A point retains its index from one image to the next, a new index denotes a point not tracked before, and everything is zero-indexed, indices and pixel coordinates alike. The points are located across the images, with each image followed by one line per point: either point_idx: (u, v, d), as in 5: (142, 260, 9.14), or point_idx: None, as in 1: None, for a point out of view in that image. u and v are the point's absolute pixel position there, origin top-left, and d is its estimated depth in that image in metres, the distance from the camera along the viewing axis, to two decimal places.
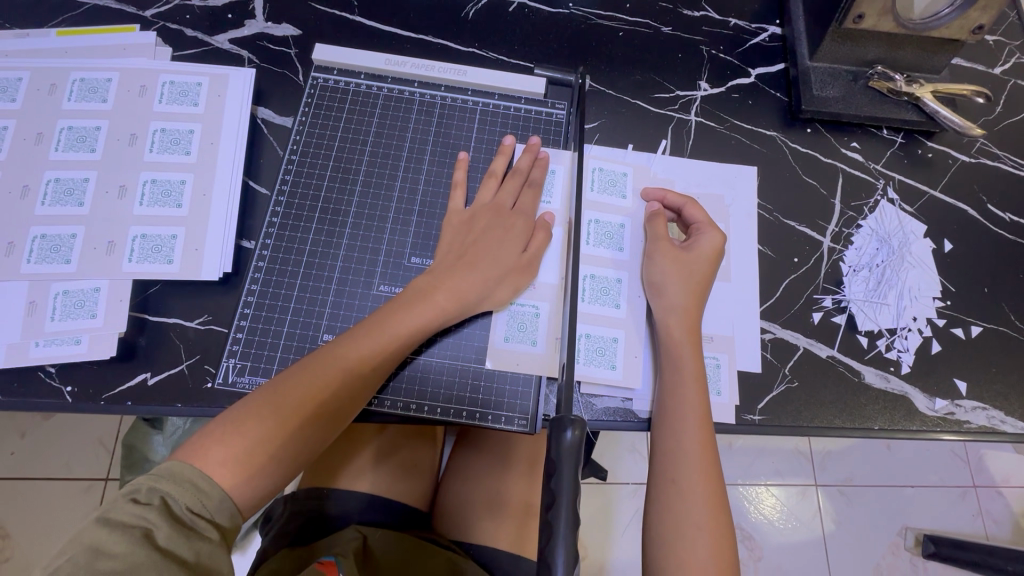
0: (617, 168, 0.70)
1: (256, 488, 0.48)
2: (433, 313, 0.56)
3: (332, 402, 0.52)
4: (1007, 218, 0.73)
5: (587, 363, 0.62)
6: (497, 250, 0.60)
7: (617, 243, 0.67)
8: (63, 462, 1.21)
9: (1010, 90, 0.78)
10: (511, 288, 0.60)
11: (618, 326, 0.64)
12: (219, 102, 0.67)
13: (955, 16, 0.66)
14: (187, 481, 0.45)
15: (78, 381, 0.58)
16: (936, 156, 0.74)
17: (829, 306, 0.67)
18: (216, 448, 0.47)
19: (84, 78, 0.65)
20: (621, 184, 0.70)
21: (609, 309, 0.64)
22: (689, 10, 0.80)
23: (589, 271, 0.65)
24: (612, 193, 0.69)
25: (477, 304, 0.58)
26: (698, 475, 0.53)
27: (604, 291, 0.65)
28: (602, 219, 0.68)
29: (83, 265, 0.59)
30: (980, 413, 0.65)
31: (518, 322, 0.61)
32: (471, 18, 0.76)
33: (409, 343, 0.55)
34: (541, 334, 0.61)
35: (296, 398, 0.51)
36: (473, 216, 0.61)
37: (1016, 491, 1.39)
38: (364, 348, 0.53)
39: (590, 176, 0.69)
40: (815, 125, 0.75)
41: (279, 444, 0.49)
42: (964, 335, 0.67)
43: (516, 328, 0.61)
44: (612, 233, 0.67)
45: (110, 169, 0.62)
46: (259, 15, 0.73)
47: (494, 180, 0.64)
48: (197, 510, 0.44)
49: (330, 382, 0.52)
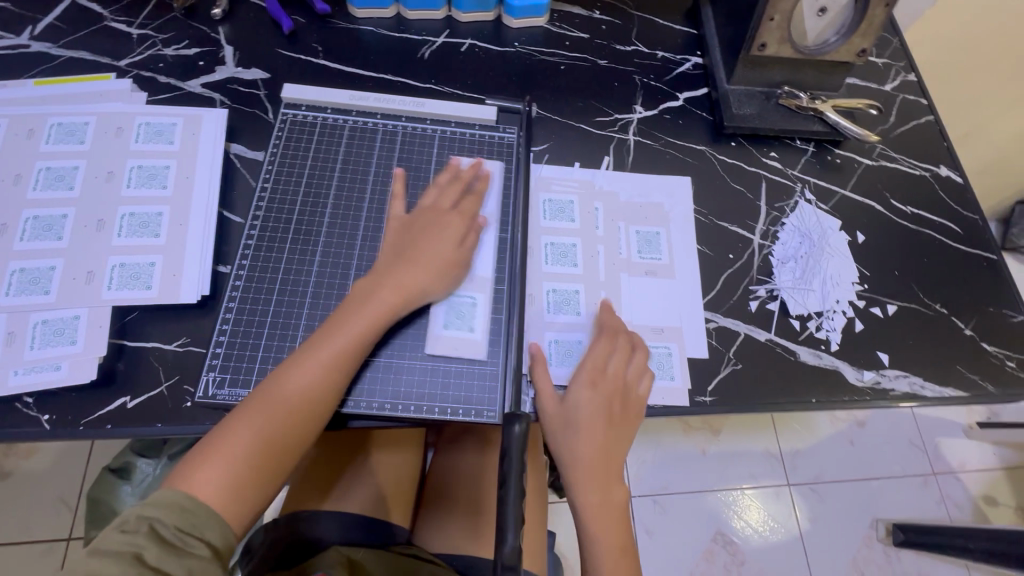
0: (563, 197, 0.77)
1: (246, 502, 0.51)
2: (384, 311, 0.60)
3: (307, 407, 0.55)
4: (908, 210, 0.83)
5: (561, 365, 0.67)
6: (432, 245, 0.65)
7: (572, 260, 0.73)
8: (23, 523, 1.20)
9: (899, 103, 0.91)
10: (452, 278, 0.65)
11: (581, 329, 0.69)
12: (194, 140, 0.72)
13: (842, 42, 0.77)
14: (174, 504, 0.47)
15: (56, 408, 0.59)
16: (844, 162, 0.85)
17: (763, 295, 0.75)
18: (203, 474, 0.50)
19: (61, 122, 0.69)
20: (570, 210, 0.76)
21: (572, 317, 0.70)
22: (621, 45, 0.90)
23: (550, 286, 0.71)
24: (562, 219, 0.75)
25: (429, 295, 0.63)
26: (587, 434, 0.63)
27: (566, 301, 0.70)
28: (556, 240, 0.74)
29: (62, 295, 0.61)
30: (902, 380, 0.72)
31: (457, 311, 0.66)
32: (426, 58, 0.85)
33: (367, 340, 0.59)
34: (478, 323, 0.65)
35: (274, 408, 0.54)
36: (412, 219, 0.67)
37: (972, 475, 1.48)
38: (327, 352, 0.57)
39: (542, 207, 0.76)
40: (738, 139, 0.85)
41: (266, 456, 0.53)
42: (882, 313, 0.76)
43: (455, 316, 0.65)
44: (567, 252, 0.73)
45: (90, 204, 0.66)
46: (229, 62, 0.80)
47: (429, 188, 0.70)
48: (187, 529, 0.46)
49: (299, 389, 0.55)
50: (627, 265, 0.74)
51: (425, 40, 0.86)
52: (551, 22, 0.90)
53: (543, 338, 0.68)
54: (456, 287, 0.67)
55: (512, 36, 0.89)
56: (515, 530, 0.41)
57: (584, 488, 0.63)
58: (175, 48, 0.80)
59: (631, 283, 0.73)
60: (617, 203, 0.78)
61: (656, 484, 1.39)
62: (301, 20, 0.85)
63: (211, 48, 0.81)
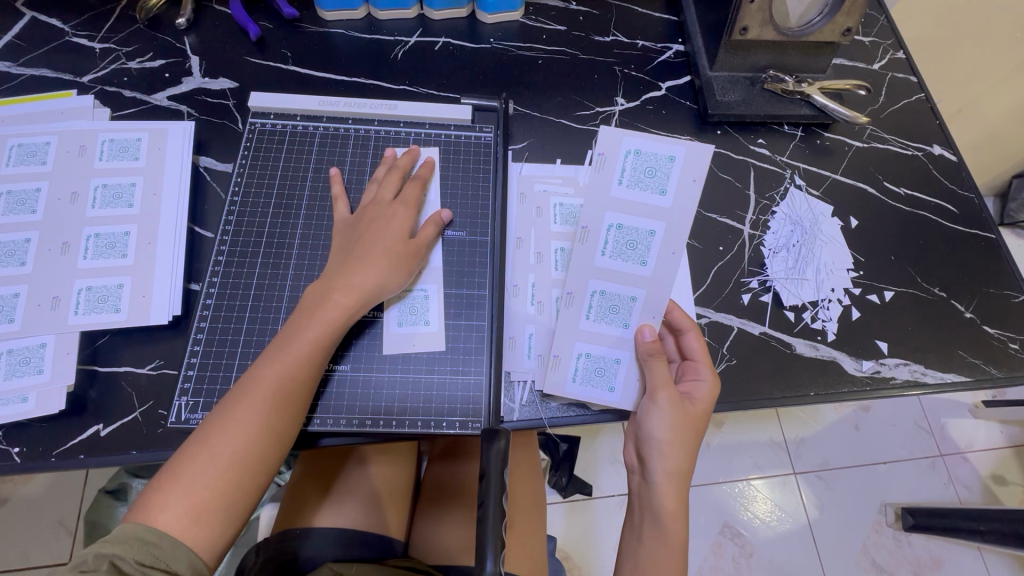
0: (661, 152, 0.61)
1: (218, 531, 0.48)
2: (342, 311, 0.57)
3: (272, 422, 0.52)
4: (901, 192, 0.81)
5: (585, 382, 0.62)
6: (380, 235, 0.61)
7: (640, 254, 0.63)
8: (21, 550, 1.18)
9: (889, 82, 0.88)
10: (406, 270, 0.61)
11: (622, 346, 0.63)
12: (160, 155, 0.69)
13: (826, 22, 0.75)
14: (135, 538, 0.45)
15: (26, 440, 0.57)
16: (833, 145, 0.83)
17: (756, 287, 0.73)
18: (165, 508, 0.47)
19: (22, 143, 0.67)
20: (662, 172, 0.61)
21: (616, 328, 0.63)
22: (600, 36, 0.88)
23: (598, 288, 0.63)
24: (648, 187, 0.62)
25: (387, 289, 0.60)
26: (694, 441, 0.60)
27: (613, 308, 0.63)
28: (625, 223, 0.62)
29: (27, 322, 0.59)
30: (903, 368, 0.70)
31: (409, 306, 0.64)
32: (399, 58, 0.83)
33: (326, 344, 0.56)
34: (433, 314, 0.64)
35: (232, 431, 0.51)
36: (359, 215, 0.64)
37: (980, 455, 1.46)
38: (288, 361, 0.54)
39: (623, 163, 0.62)
40: (724, 127, 0.82)
41: (236, 480, 0.50)
42: (879, 300, 0.73)
43: (408, 312, 0.64)
44: (635, 242, 0.62)
45: (53, 227, 0.64)
46: (196, 72, 0.78)
47: (370, 184, 0.67)
48: (149, 562, 0.45)
49: (256, 407, 0.52)
50: None
51: (397, 40, 0.84)
52: (526, 16, 0.88)
53: (572, 351, 0.63)
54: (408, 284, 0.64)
55: (487, 31, 0.86)
56: (496, 554, 0.38)
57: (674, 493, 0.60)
58: (139, 61, 0.78)
59: None
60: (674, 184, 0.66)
61: None
62: (269, 26, 0.83)
63: (177, 59, 0.79)
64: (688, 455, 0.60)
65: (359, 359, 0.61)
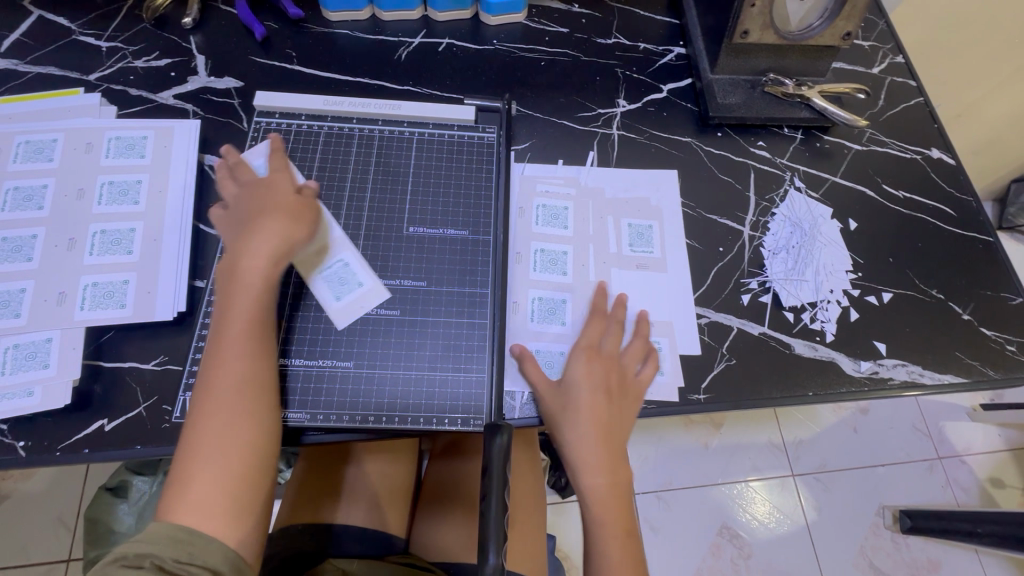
0: (558, 202, 0.75)
1: (246, 522, 0.49)
2: (265, 292, 0.57)
3: (241, 407, 0.52)
4: (900, 195, 0.81)
5: None
6: (260, 208, 0.60)
7: (562, 267, 0.71)
8: (20, 546, 1.18)
9: (888, 85, 0.89)
10: (304, 224, 0.61)
11: (565, 340, 0.67)
12: (166, 152, 0.70)
13: (826, 25, 0.76)
14: (168, 537, 0.46)
15: (32, 434, 0.58)
16: (833, 147, 0.83)
17: (756, 287, 0.73)
18: (186, 511, 0.48)
19: (29, 140, 0.68)
20: (563, 215, 0.74)
21: (558, 328, 0.67)
22: (602, 38, 0.88)
23: (535, 295, 0.68)
24: (556, 225, 0.73)
25: (293, 249, 0.60)
26: (590, 421, 0.61)
27: (552, 311, 0.68)
28: (547, 247, 0.72)
29: (34, 317, 0.60)
30: (900, 369, 0.71)
31: (336, 278, 0.64)
32: (403, 59, 0.83)
33: (262, 326, 0.56)
34: (364, 275, 0.64)
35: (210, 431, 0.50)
36: (241, 198, 0.62)
37: (977, 458, 1.47)
38: (235, 354, 0.53)
39: (534, 212, 0.74)
40: (725, 130, 0.83)
41: (247, 473, 0.50)
42: (878, 301, 0.74)
43: (339, 283, 0.64)
44: (557, 259, 0.71)
45: (60, 223, 0.64)
46: (201, 71, 0.79)
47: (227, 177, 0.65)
48: (185, 559, 0.45)
49: (220, 400, 0.51)
50: (616, 260, 0.72)
51: (401, 41, 0.85)
52: (530, 18, 0.89)
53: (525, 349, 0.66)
54: (318, 230, 0.64)
55: (490, 33, 0.87)
56: (496, 550, 0.39)
57: (590, 474, 0.61)
58: (145, 59, 0.79)
59: (620, 277, 0.71)
60: (605, 199, 0.76)
61: (659, 480, 1.38)
62: (274, 26, 0.83)
63: (183, 58, 0.79)
64: (601, 434, 0.61)
65: (362, 356, 0.61)
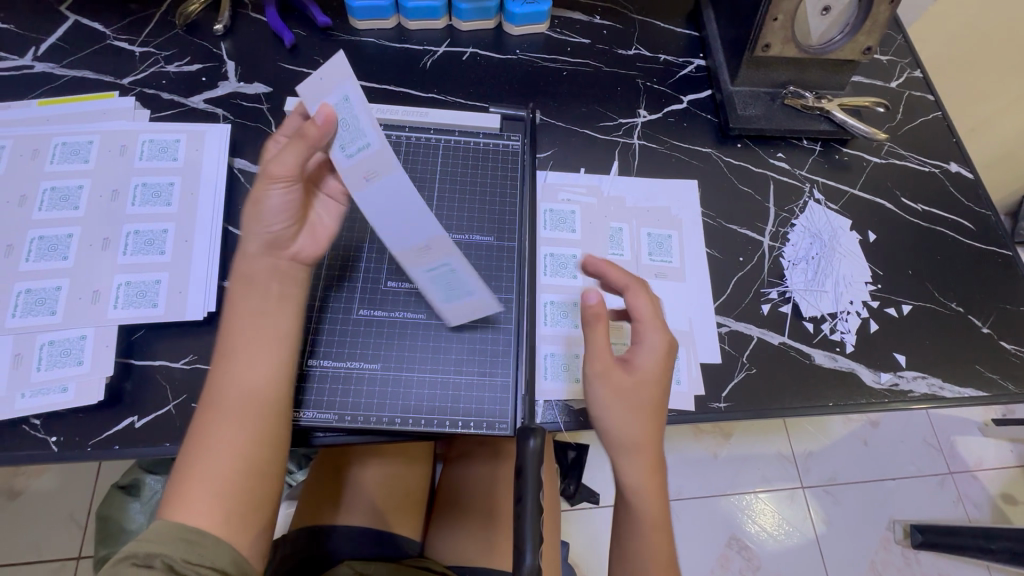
0: (565, 207, 0.76)
1: (247, 522, 0.49)
2: (272, 291, 0.55)
3: (241, 406, 0.51)
4: (919, 208, 0.82)
5: (555, 380, 0.65)
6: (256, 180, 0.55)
7: (572, 271, 0.72)
8: (33, 543, 1.19)
9: (906, 100, 0.90)
10: (288, 187, 0.53)
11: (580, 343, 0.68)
12: (197, 155, 0.71)
13: (847, 40, 0.77)
14: (176, 538, 0.45)
15: (64, 430, 0.59)
16: (851, 160, 0.84)
17: (775, 297, 0.74)
18: (190, 510, 0.47)
19: (65, 142, 0.70)
20: (571, 220, 0.75)
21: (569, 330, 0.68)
22: (623, 50, 0.90)
23: (547, 298, 0.70)
24: (564, 230, 0.74)
25: (288, 240, 0.56)
26: (645, 420, 0.58)
27: (564, 314, 0.69)
28: (556, 252, 0.73)
29: (69, 315, 0.61)
30: (920, 381, 0.71)
31: (445, 284, 0.60)
32: (428, 67, 0.85)
33: (269, 327, 0.54)
34: (472, 283, 0.60)
35: (212, 429, 0.50)
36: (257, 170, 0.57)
37: (990, 474, 1.46)
38: (239, 353, 0.53)
39: (543, 217, 0.75)
40: (744, 141, 0.84)
41: (246, 474, 0.50)
42: (897, 313, 0.74)
43: (448, 289, 0.60)
44: (565, 263, 0.72)
45: (94, 223, 0.65)
46: (231, 77, 0.80)
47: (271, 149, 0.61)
48: (195, 560, 0.45)
49: (225, 398, 0.51)
50: (638, 267, 0.73)
51: (426, 50, 0.86)
52: (552, 29, 0.90)
53: (539, 352, 0.67)
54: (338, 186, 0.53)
55: (513, 43, 0.88)
56: (533, 550, 0.39)
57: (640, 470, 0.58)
58: (177, 65, 0.80)
59: None
60: (625, 208, 0.77)
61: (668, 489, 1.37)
62: (302, 33, 0.85)
63: (214, 64, 0.81)
64: (650, 431, 0.58)
65: (389, 358, 0.62)
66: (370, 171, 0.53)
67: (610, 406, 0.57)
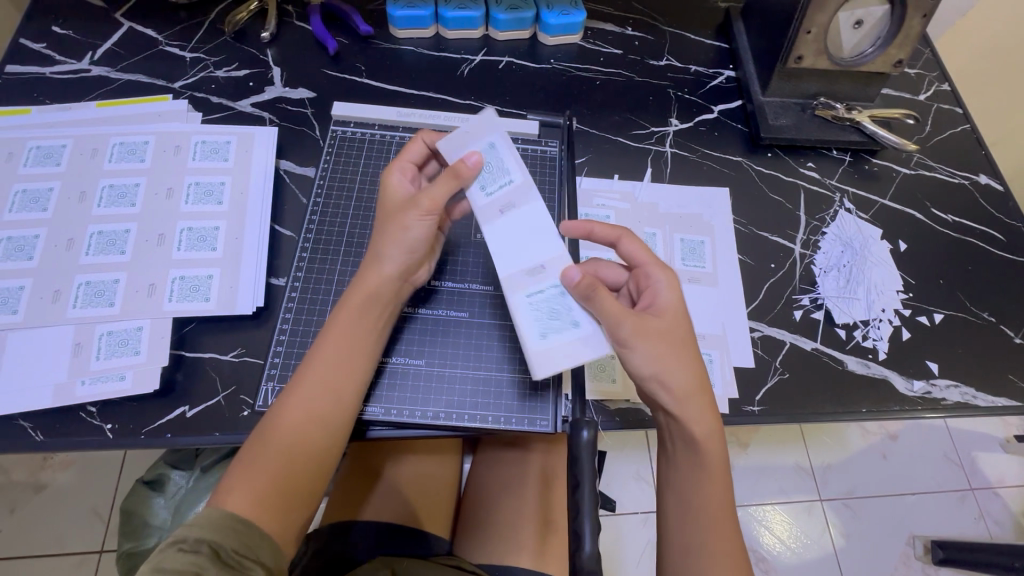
0: (600, 212, 0.78)
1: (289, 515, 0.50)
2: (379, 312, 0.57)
3: (325, 410, 0.53)
4: (950, 219, 0.83)
5: (593, 380, 0.67)
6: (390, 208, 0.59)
7: None
8: (58, 537, 1.21)
9: (935, 112, 0.91)
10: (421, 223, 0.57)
11: None
12: (247, 157, 0.74)
13: (879, 53, 0.79)
14: (228, 528, 0.47)
15: (118, 417, 0.60)
16: (881, 171, 0.85)
17: (807, 304, 0.75)
18: (244, 494, 0.49)
19: (123, 142, 0.73)
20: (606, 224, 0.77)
21: None
22: (654, 60, 0.92)
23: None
24: None
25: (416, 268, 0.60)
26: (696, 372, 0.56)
27: None
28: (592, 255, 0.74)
29: (126, 306, 0.63)
30: (953, 390, 0.71)
31: (551, 311, 0.55)
32: (465, 75, 0.87)
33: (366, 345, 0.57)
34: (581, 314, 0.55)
35: (292, 421, 0.52)
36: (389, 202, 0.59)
37: (1013, 491, 1.44)
38: (333, 360, 0.55)
39: None
40: (775, 150, 0.85)
41: (302, 472, 0.52)
42: (929, 322, 0.75)
43: (549, 318, 0.55)
44: None
45: (150, 219, 0.68)
46: (277, 82, 0.83)
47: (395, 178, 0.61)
48: (243, 551, 0.46)
49: (312, 397, 0.53)
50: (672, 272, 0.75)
51: (464, 58, 0.89)
52: (585, 39, 0.92)
53: None
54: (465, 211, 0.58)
55: (547, 53, 0.91)
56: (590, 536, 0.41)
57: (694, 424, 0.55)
58: (226, 70, 0.83)
59: None
60: (657, 214, 0.78)
61: None
62: (345, 41, 0.88)
63: (260, 70, 0.84)
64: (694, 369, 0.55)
65: (433, 355, 0.64)
66: (505, 204, 0.59)
67: (641, 345, 0.54)
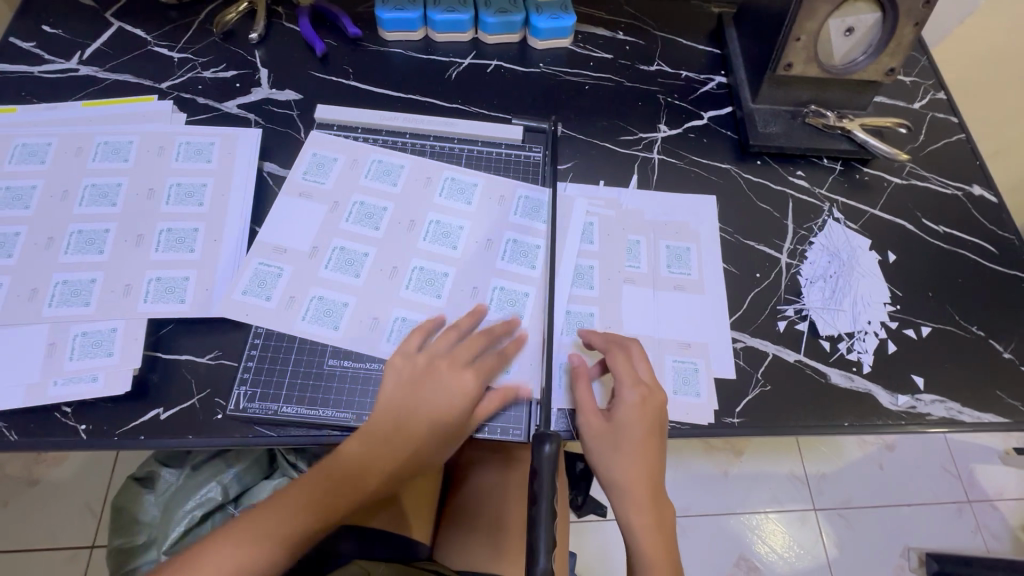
0: (583, 219, 0.77)
1: None
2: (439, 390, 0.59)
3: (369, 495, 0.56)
4: (941, 230, 0.81)
5: (569, 389, 0.66)
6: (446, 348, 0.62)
7: (589, 282, 0.72)
8: (49, 531, 1.22)
9: (929, 121, 0.90)
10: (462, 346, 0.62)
11: (594, 352, 0.69)
12: (229, 158, 0.74)
13: (870, 61, 0.78)
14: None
15: (93, 418, 0.60)
16: (872, 180, 0.84)
17: (792, 315, 0.74)
18: None
19: (107, 141, 0.73)
20: (589, 232, 0.76)
21: (584, 340, 0.69)
22: (645, 66, 0.91)
23: (566, 307, 0.70)
24: (582, 241, 0.75)
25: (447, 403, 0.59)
26: (641, 471, 0.60)
27: (579, 323, 0.70)
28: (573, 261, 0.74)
29: (101, 307, 0.64)
30: (939, 405, 0.70)
31: (683, 376, 0.68)
32: (453, 78, 0.87)
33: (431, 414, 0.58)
34: (699, 386, 0.68)
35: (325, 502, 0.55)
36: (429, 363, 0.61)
37: (1011, 504, 1.42)
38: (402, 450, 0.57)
39: (561, 227, 0.76)
40: (764, 158, 0.84)
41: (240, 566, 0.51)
42: (916, 335, 0.74)
43: (683, 382, 0.68)
44: (582, 274, 0.73)
45: (130, 220, 0.69)
46: (264, 84, 0.83)
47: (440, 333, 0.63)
48: None
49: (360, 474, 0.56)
50: (655, 280, 0.74)
51: (452, 61, 0.88)
52: (575, 44, 0.92)
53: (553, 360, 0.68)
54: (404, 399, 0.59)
55: (537, 57, 0.90)
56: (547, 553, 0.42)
57: (637, 510, 0.60)
58: (214, 71, 0.83)
59: (659, 297, 0.73)
60: (641, 221, 0.78)
61: None
62: (333, 43, 0.88)
63: (248, 71, 0.84)
64: (652, 467, 0.60)
65: None
66: (679, 284, 0.74)
67: (601, 453, 0.61)
